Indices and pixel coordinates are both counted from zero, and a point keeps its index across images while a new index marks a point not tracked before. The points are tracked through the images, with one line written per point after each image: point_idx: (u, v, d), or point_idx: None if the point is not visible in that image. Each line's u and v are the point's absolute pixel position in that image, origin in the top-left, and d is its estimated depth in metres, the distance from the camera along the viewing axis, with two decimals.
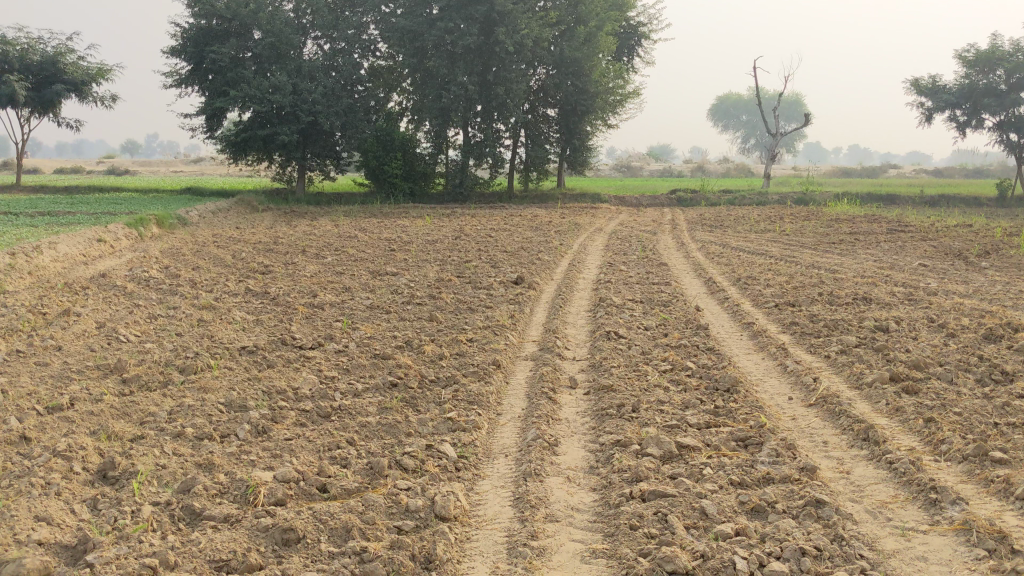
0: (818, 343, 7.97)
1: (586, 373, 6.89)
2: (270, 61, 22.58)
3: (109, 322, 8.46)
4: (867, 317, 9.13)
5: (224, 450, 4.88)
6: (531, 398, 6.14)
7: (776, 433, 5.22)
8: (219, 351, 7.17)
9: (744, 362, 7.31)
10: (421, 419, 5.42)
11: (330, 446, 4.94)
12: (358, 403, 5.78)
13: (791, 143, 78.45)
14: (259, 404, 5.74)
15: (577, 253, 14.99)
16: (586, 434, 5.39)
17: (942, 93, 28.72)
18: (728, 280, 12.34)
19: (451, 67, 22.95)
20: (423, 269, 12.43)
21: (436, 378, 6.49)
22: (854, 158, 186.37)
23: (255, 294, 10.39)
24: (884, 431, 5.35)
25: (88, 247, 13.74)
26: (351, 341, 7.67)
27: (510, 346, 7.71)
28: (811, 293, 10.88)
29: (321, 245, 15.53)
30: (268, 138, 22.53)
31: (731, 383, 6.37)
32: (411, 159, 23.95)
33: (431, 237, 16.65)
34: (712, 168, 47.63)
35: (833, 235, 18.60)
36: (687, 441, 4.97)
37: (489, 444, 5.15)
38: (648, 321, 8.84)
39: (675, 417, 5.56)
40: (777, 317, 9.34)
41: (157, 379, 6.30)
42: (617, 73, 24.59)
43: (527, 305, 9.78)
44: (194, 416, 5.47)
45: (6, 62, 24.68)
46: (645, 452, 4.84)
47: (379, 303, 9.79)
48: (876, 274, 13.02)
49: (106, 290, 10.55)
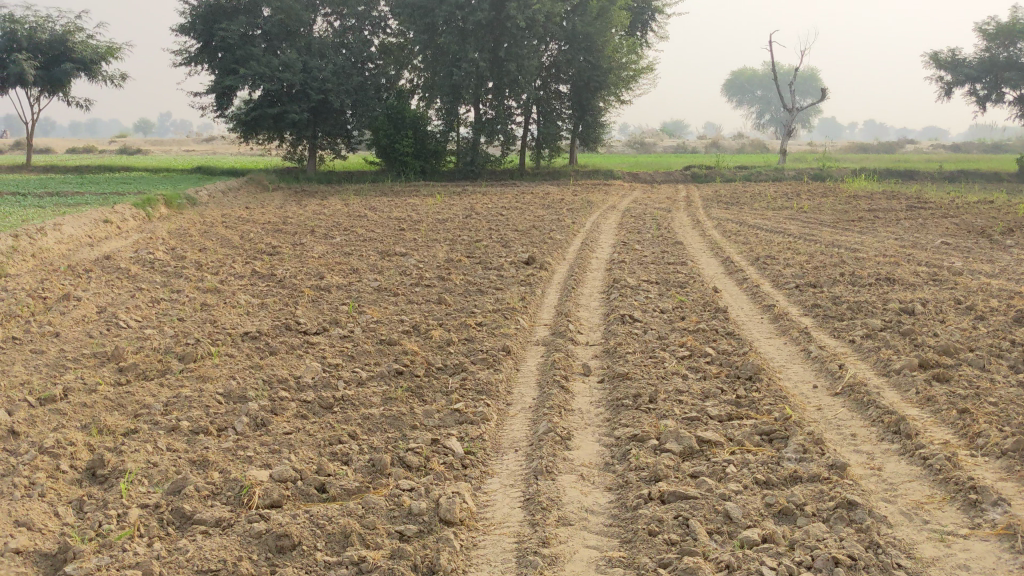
0: (841, 327, 7.67)
1: (600, 359, 6.62)
2: (279, 38, 22.27)
3: (110, 307, 8.21)
4: (891, 299, 8.81)
5: (219, 445, 4.63)
6: (543, 387, 5.87)
7: (801, 426, 4.94)
8: (221, 338, 6.92)
9: (765, 347, 7.02)
10: (427, 411, 5.17)
11: (331, 440, 4.69)
12: (362, 393, 5.53)
13: (807, 118, 77.60)
14: (259, 394, 5.49)
15: (590, 231, 14.71)
16: (601, 426, 5.13)
17: (962, 67, 28.12)
18: (746, 259, 12.04)
19: (462, 43, 22.63)
20: (433, 249, 12.18)
21: (443, 365, 6.23)
22: (871, 134, 184.48)
23: (261, 275, 10.15)
24: (916, 424, 5.06)
25: (94, 228, 13.55)
26: (356, 326, 7.41)
27: (521, 330, 7.45)
28: (832, 273, 10.56)
29: (331, 225, 15.27)
30: (278, 116, 22.25)
31: (753, 371, 6.08)
32: (423, 137, 23.65)
33: (441, 216, 16.36)
34: (726, 144, 47.00)
35: (851, 212, 18.21)
36: (708, 435, 4.71)
37: (498, 437, 4.90)
38: (664, 304, 8.54)
39: (695, 408, 5.29)
40: (798, 298, 9.02)
41: (155, 368, 6.06)
42: (630, 48, 24.16)
43: (539, 287, 9.49)
44: (190, 408, 5.23)
45: (15, 41, 24.46)
46: (664, 449, 4.58)
47: (387, 285, 9.52)
48: (898, 253, 12.67)
49: (110, 273, 10.34)
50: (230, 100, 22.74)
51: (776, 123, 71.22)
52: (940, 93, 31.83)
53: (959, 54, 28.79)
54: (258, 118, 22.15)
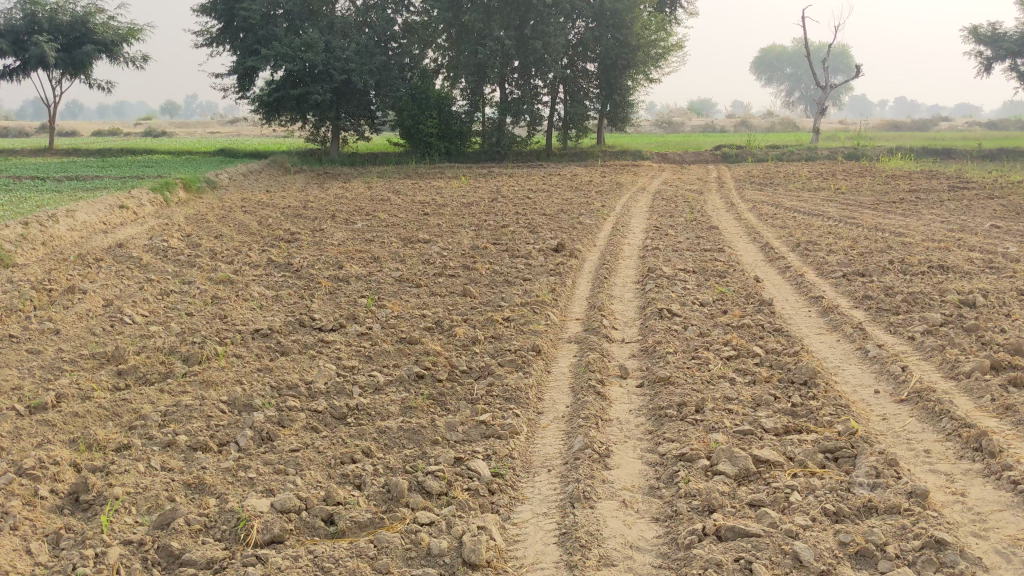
0: (898, 322, 7.09)
1: (637, 360, 6.10)
2: (302, 18, 21.79)
3: (116, 301, 7.78)
4: (948, 289, 8.19)
5: (220, 465, 4.17)
6: (577, 393, 5.35)
7: (871, 443, 4.39)
8: (230, 336, 6.45)
9: (817, 346, 6.46)
10: (449, 423, 4.66)
11: (342, 459, 4.21)
12: (378, 401, 5.03)
13: (839, 96, 76.18)
14: (267, 402, 5.01)
15: (620, 215, 14.13)
16: (643, 441, 4.63)
17: (1003, 42, 27.17)
18: (787, 245, 11.46)
19: (487, 21, 22.08)
20: (457, 236, 11.68)
21: (468, 368, 5.72)
22: (902, 112, 181.44)
23: (277, 265, 9.69)
24: (998, 438, 4.47)
25: (109, 214, 13.17)
26: (375, 322, 6.93)
27: (552, 326, 6.93)
28: (882, 261, 9.94)
29: (353, 209, 14.85)
30: (301, 97, 21.83)
31: (808, 375, 5.52)
32: (448, 117, 22.97)
33: (466, 200, 15.83)
34: (756, 122, 46.13)
35: (891, 193, 17.50)
36: (766, 455, 4.18)
37: (529, 454, 4.41)
38: (704, 296, 7.97)
39: (746, 420, 4.75)
40: (846, 289, 8.42)
41: (157, 371, 5.62)
42: (659, 24, 23.41)
43: (569, 277, 8.94)
44: (190, 420, 4.76)
45: (35, 23, 24.13)
46: (716, 471, 4.05)
47: (409, 275, 9.03)
48: (947, 237, 12.03)
49: (121, 262, 9.92)
50: (253, 82, 22.32)
51: (805, 100, 70.04)
52: (980, 69, 30.81)
53: (999, 27, 27.83)
54: (281, 100, 21.71)
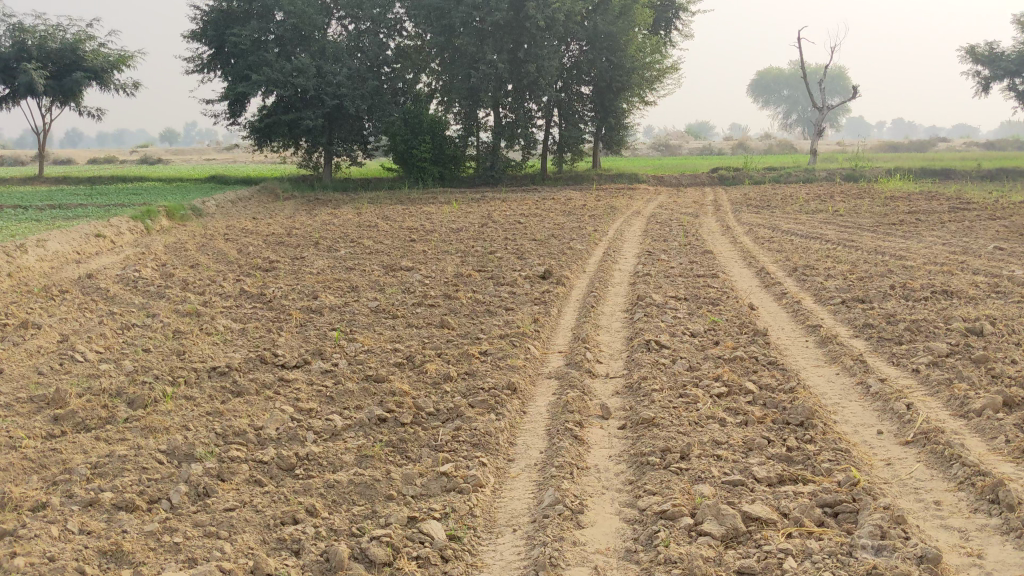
0: (901, 353, 6.64)
1: (621, 397, 5.65)
2: (293, 43, 21.44)
3: (72, 336, 7.33)
4: (952, 317, 7.75)
5: (144, 528, 3.73)
6: (552, 437, 4.89)
7: (874, 495, 3.94)
8: (183, 375, 6.01)
9: (814, 381, 6.01)
10: (406, 475, 4.21)
11: (282, 520, 3.78)
12: (332, 450, 4.58)
13: (836, 118, 76.07)
14: (209, 451, 4.56)
15: (613, 240, 13.73)
16: (622, 493, 4.17)
17: (1001, 61, 26.94)
18: (784, 269, 11.05)
19: (480, 45, 21.82)
20: (442, 263, 11.27)
21: (436, 410, 5.26)
22: (899, 132, 181.64)
23: (251, 296, 9.26)
24: (1017, 488, 4.00)
25: (84, 243, 12.76)
26: (342, 358, 6.48)
27: (531, 360, 6.49)
28: (883, 285, 9.52)
29: (338, 235, 14.46)
30: (292, 123, 21.49)
31: (805, 416, 5.04)
32: (442, 141, 22.56)
33: (455, 225, 15.43)
34: (754, 144, 45.84)
35: (891, 215, 17.11)
36: (758, 511, 3.73)
37: (493, 511, 3.96)
38: (695, 326, 7.53)
39: (737, 468, 4.29)
40: (847, 317, 7.98)
41: (97, 416, 5.17)
42: (654, 46, 23.08)
43: (554, 306, 8.51)
44: (121, 473, 4.30)
45: (24, 51, 23.82)
46: (700, 532, 3.59)
47: (386, 305, 8.59)
48: (950, 260, 11.62)
49: (88, 294, 9.49)
50: (244, 107, 22.00)
51: (804, 123, 69.87)
52: (977, 89, 30.57)
53: (996, 47, 27.57)
54: (272, 126, 21.37)
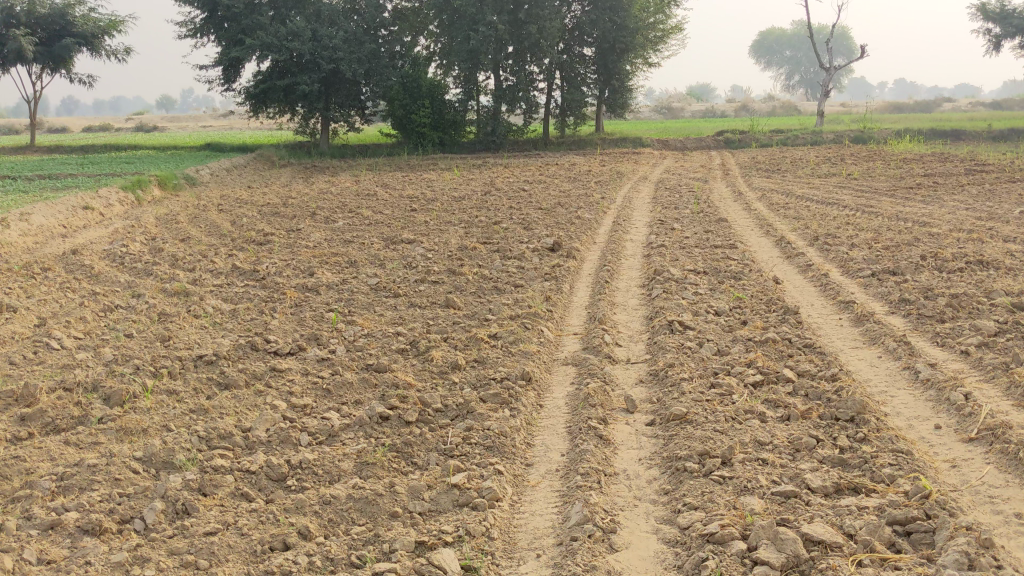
0: (946, 333, 6.11)
1: (646, 387, 5.14)
2: (288, 6, 20.73)
3: (49, 321, 6.79)
4: (995, 290, 7.20)
5: (113, 558, 3.24)
6: (574, 437, 4.39)
7: (948, 508, 3.45)
8: (167, 365, 5.48)
9: (856, 366, 5.48)
10: (412, 489, 3.72)
11: (272, 546, 3.31)
12: (329, 456, 4.07)
13: (841, 79, 74.93)
14: (191, 458, 4.05)
15: (622, 207, 13.14)
16: (657, 505, 3.67)
17: (1014, 18, 26.13)
18: (805, 238, 10.49)
19: (479, 6, 21.08)
20: (445, 234, 10.71)
21: (444, 406, 4.74)
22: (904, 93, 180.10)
23: (243, 272, 8.72)
24: None
25: (70, 216, 12.20)
26: (340, 345, 5.95)
27: (545, 344, 5.97)
28: (913, 255, 8.97)
29: (335, 205, 13.88)
30: (289, 88, 20.80)
31: (855, 412, 4.51)
32: (441, 106, 21.86)
33: (458, 193, 14.86)
34: (757, 106, 45.06)
35: (907, 178, 16.49)
36: (819, 533, 3.24)
37: (512, 531, 3.48)
38: (719, 304, 6.99)
39: (786, 476, 3.80)
40: (879, 291, 7.44)
41: (69, 417, 4.65)
42: (659, 6, 22.32)
43: (566, 282, 7.96)
44: (90, 487, 3.79)
45: (13, 17, 23.04)
46: (756, 560, 3.13)
47: (386, 282, 8.05)
48: (976, 226, 11.06)
49: (72, 272, 8.95)
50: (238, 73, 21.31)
51: (806, 84, 68.77)
52: (989, 47, 29.80)
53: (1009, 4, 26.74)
54: (268, 91, 20.70)
